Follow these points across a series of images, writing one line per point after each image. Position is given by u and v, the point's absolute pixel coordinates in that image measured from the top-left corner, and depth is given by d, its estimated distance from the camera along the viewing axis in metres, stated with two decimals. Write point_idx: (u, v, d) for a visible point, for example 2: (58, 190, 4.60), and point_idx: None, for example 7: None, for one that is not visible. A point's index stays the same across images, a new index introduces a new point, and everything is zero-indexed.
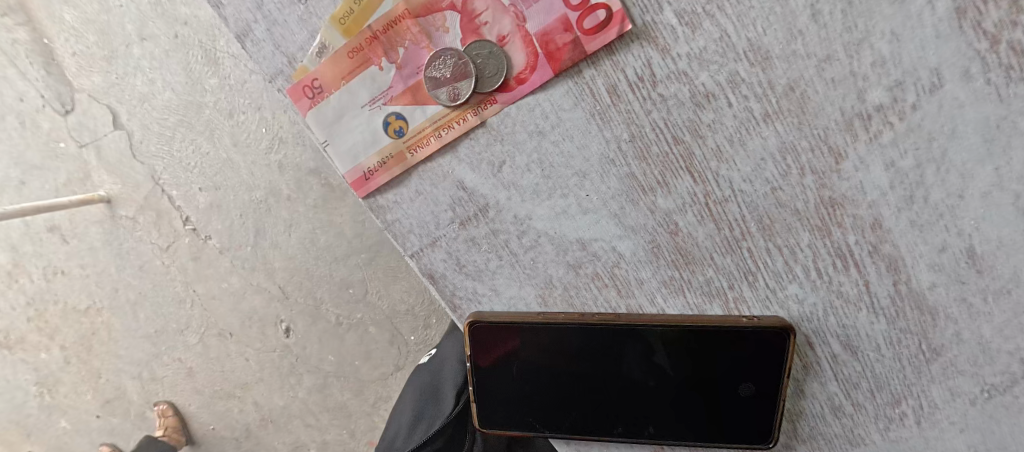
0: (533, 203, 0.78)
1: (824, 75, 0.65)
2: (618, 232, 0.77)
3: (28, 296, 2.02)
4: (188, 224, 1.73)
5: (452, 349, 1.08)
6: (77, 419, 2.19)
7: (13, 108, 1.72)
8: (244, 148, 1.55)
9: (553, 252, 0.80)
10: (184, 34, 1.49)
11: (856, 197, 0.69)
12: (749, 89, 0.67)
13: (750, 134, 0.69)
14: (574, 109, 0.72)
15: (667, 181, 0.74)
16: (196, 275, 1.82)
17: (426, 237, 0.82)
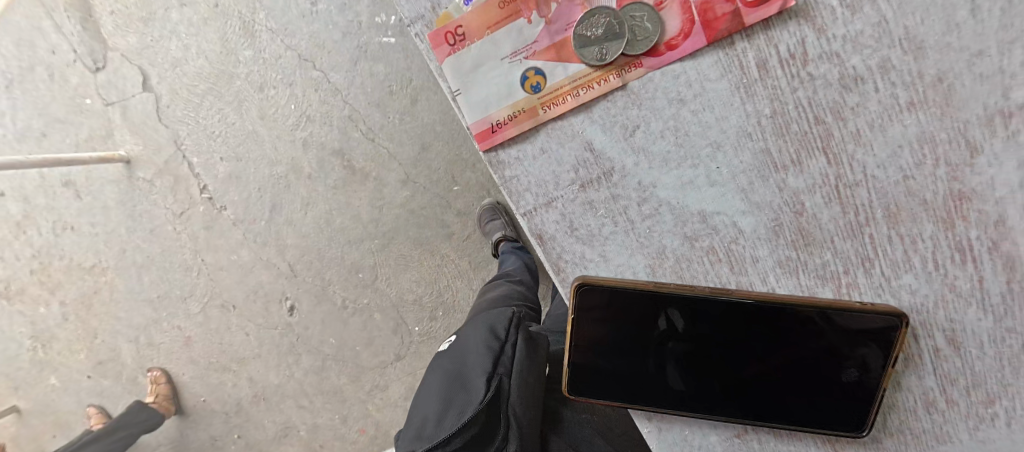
0: (655, 167, 0.73)
1: (934, 79, 0.62)
2: (742, 208, 0.71)
3: (34, 249, 2.01)
4: (204, 192, 1.73)
5: (479, 334, 0.97)
6: (67, 378, 2.17)
7: (45, 60, 1.72)
8: (271, 123, 1.56)
9: (672, 222, 0.75)
10: (225, 4, 1.50)
11: (988, 195, 0.64)
12: (898, 77, 0.63)
13: (892, 120, 0.64)
14: (720, 80, 0.68)
15: (800, 160, 0.68)
16: (206, 244, 1.83)
17: (539, 196, 0.76)
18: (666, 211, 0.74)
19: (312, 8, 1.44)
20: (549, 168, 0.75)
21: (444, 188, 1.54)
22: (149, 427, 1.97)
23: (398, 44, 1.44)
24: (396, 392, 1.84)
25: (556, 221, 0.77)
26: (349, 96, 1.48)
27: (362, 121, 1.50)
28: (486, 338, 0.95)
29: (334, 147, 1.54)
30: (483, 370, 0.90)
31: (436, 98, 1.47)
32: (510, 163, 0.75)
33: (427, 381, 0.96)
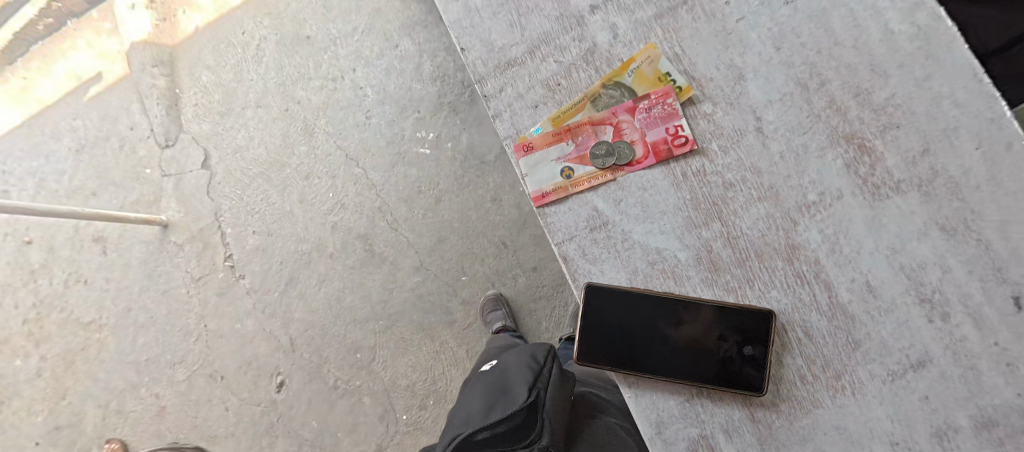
0: (629, 219, 0.79)
1: (823, 170, 0.73)
2: (676, 244, 0.77)
3: (38, 298, 2.07)
4: (228, 260, 1.88)
5: (518, 355, 0.96)
6: (12, 444, 2.03)
7: (121, 133, 2.01)
8: (308, 206, 1.77)
9: (640, 253, 0.78)
10: (294, 109, 1.82)
11: (863, 263, 0.72)
12: (771, 167, 0.75)
13: (779, 194, 0.74)
14: (659, 170, 0.79)
15: (712, 217, 0.77)
16: (214, 310, 1.91)
17: (560, 234, 0.81)
18: (654, 265, 0.78)
19: (366, 120, 1.75)
20: (564, 210, 0.82)
21: (452, 276, 1.70)
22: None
23: (433, 156, 1.72)
24: None
25: (574, 254, 0.80)
26: (384, 191, 1.72)
27: (389, 213, 1.72)
28: (529, 357, 0.92)
29: (360, 232, 1.73)
30: (523, 381, 0.86)
31: (457, 199, 1.70)
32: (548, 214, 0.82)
33: (470, 388, 0.95)
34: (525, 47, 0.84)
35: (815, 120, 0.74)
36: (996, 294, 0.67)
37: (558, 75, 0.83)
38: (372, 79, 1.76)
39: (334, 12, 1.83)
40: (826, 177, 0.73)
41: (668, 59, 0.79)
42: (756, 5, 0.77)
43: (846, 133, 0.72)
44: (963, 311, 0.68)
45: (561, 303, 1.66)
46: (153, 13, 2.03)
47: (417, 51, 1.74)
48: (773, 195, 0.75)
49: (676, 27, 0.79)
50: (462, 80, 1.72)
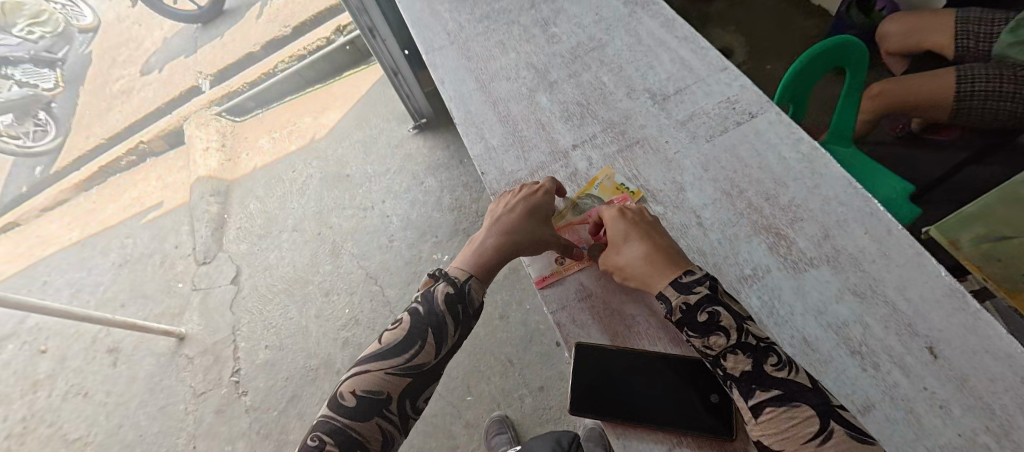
0: (590, 276, 0.77)
1: (757, 224, 0.75)
2: (636, 299, 0.73)
3: (30, 410, 2.03)
4: (234, 374, 1.87)
5: (544, 441, 1.01)
6: None
7: (165, 251, 2.24)
8: (324, 320, 1.86)
9: (614, 312, 0.73)
10: (326, 233, 2.04)
11: (821, 306, 0.65)
12: (710, 223, 0.77)
13: (724, 246, 0.74)
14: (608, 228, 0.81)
15: None
16: (207, 430, 1.78)
17: (556, 305, 0.75)
18: (646, 337, 0.70)
19: (389, 243, 1.94)
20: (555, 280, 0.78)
21: (457, 396, 1.69)
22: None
23: None
24: None
25: (568, 322, 0.73)
26: (399, 308, 1.80)
27: None
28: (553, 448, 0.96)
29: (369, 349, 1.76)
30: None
31: None
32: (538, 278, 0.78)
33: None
34: (529, 170, 0.89)
35: (742, 183, 0.79)
36: (965, 330, 0.60)
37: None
38: (399, 208, 2.00)
39: (372, 156, 2.18)
40: (754, 256, 0.72)
41: (608, 140, 0.89)
42: (685, 139, 0.86)
43: (763, 224, 0.74)
44: (904, 382, 0.58)
45: (568, 427, 1.57)
46: (222, 155, 2.47)
47: (439, 187, 2.00)
48: (714, 271, 0.72)
49: (618, 121, 0.91)
50: (478, 208, 1.91)
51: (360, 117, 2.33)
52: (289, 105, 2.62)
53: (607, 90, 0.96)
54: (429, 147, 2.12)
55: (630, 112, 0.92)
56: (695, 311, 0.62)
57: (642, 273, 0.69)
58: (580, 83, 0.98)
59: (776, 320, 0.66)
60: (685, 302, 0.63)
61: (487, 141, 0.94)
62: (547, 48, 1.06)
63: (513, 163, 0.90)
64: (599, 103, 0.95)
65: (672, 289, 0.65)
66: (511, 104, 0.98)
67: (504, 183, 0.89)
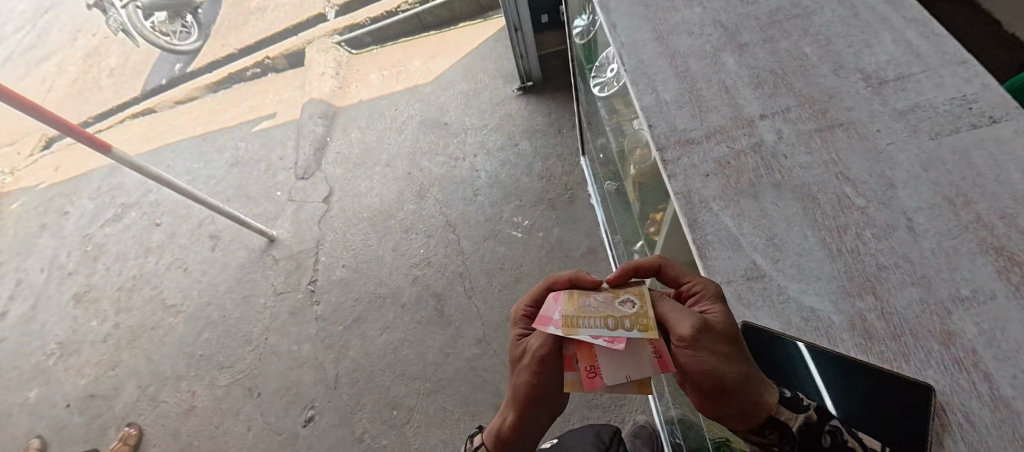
0: (758, 247, 0.58)
1: (1001, 221, 0.53)
2: (829, 293, 0.54)
3: (140, 271, 2.32)
4: (311, 284, 2.00)
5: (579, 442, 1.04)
6: (48, 398, 2.08)
7: (270, 161, 2.42)
8: (399, 255, 1.94)
9: (791, 298, 0.55)
10: (416, 174, 2.10)
11: None
12: (927, 208, 0.55)
13: (946, 247, 0.53)
14: (778, 187, 0.60)
15: (858, 260, 0.55)
16: (279, 326, 1.95)
17: (719, 276, 0.58)
18: (825, 336, 0.52)
19: (473, 196, 1.96)
20: (724, 246, 0.59)
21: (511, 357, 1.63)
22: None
23: (523, 239, 1.80)
24: None
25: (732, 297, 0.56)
26: (471, 260, 1.83)
27: (468, 279, 1.79)
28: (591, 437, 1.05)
29: (435, 291, 1.81)
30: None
31: (535, 284, 1.69)
32: (703, 245, 0.59)
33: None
34: (706, 132, 0.66)
35: (980, 163, 0.56)
36: None
37: (729, 154, 0.64)
38: (488, 165, 2.01)
39: (472, 110, 2.19)
40: (978, 277, 0.51)
41: (789, 72, 0.67)
42: (891, 114, 0.61)
43: (992, 244, 0.52)
44: None
45: (615, 420, 1.52)
46: (335, 82, 2.60)
47: (533, 152, 1.99)
48: (923, 281, 0.52)
49: (801, 55, 0.69)
50: (566, 181, 1.87)
51: (467, 69, 2.35)
52: (404, 46, 2.69)
53: (811, 60, 0.68)
54: (529, 110, 2.10)
55: (837, 90, 0.64)
56: (815, 434, 0.51)
57: (755, 388, 0.52)
58: (779, 48, 0.70)
59: (997, 356, 0.47)
60: (803, 424, 0.52)
61: (658, 91, 0.69)
62: (739, 6, 0.76)
63: (686, 120, 0.67)
64: (798, 75, 0.67)
65: (787, 408, 0.52)
66: (691, 59, 0.72)
67: (671, 138, 0.66)
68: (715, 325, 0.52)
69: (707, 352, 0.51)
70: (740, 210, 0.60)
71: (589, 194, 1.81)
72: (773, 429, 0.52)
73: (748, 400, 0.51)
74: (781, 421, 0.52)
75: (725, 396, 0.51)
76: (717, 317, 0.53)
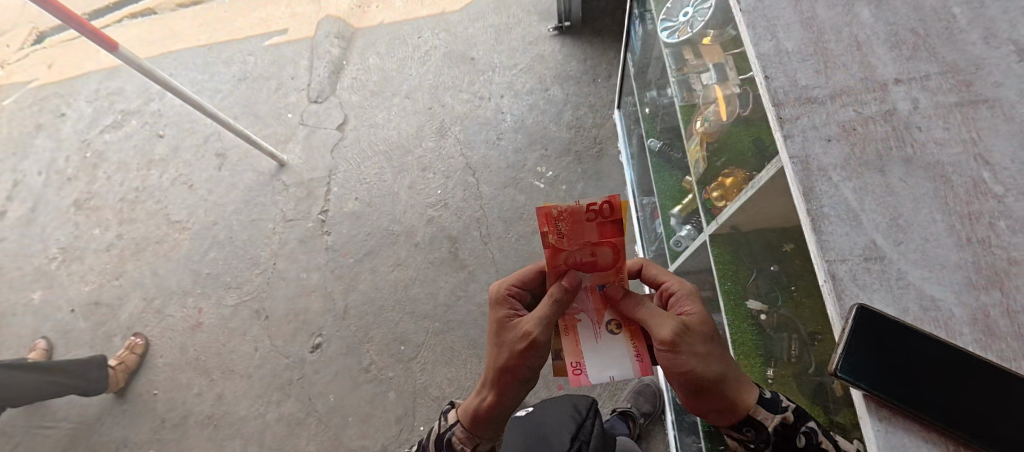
0: (881, 225, 0.54)
1: None
2: (952, 283, 0.51)
3: (143, 184, 2.25)
4: (322, 214, 1.97)
5: (555, 411, 0.84)
6: (52, 301, 2.09)
7: (281, 80, 2.29)
8: (415, 194, 1.89)
9: (910, 283, 0.51)
10: (437, 110, 2.01)
11: None
12: None
13: None
14: (905, 160, 0.57)
15: (989, 250, 0.51)
16: (289, 253, 1.95)
17: (833, 253, 0.54)
18: (942, 329, 0.49)
19: (496, 140, 1.88)
20: (842, 221, 0.55)
21: None
22: (79, 392, 1.76)
23: (545, 190, 1.75)
24: None
25: (846, 278, 0.52)
26: (490, 206, 1.79)
27: (485, 225, 1.77)
28: (565, 411, 0.83)
29: (450, 234, 1.79)
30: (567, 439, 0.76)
31: None
32: (819, 218, 0.55)
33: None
34: (830, 92, 0.61)
35: None
36: None
37: (856, 119, 0.59)
38: (515, 108, 1.92)
39: (502, 47, 2.07)
40: None
41: (936, 35, 0.62)
42: None
43: None
44: None
45: None
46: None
47: (564, 99, 1.90)
48: None
49: (945, 19, 0.63)
50: (596, 134, 1.81)
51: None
52: None
53: (959, 23, 0.62)
54: (564, 54, 1.99)
55: (984, 61, 0.59)
56: (792, 434, 0.62)
57: (729, 389, 0.63)
58: (924, 5, 0.64)
59: None
60: (780, 424, 0.63)
61: (779, 40, 0.65)
62: None
63: (809, 77, 0.63)
64: (943, 39, 0.62)
65: (765, 409, 0.63)
66: (820, 6, 0.67)
67: (791, 95, 0.62)
68: (694, 327, 0.65)
69: (686, 352, 0.63)
70: (863, 183, 0.56)
71: (619, 151, 1.76)
72: (752, 427, 0.64)
73: (722, 395, 0.63)
74: (757, 420, 0.63)
75: (706, 391, 0.63)
76: (696, 317, 0.67)
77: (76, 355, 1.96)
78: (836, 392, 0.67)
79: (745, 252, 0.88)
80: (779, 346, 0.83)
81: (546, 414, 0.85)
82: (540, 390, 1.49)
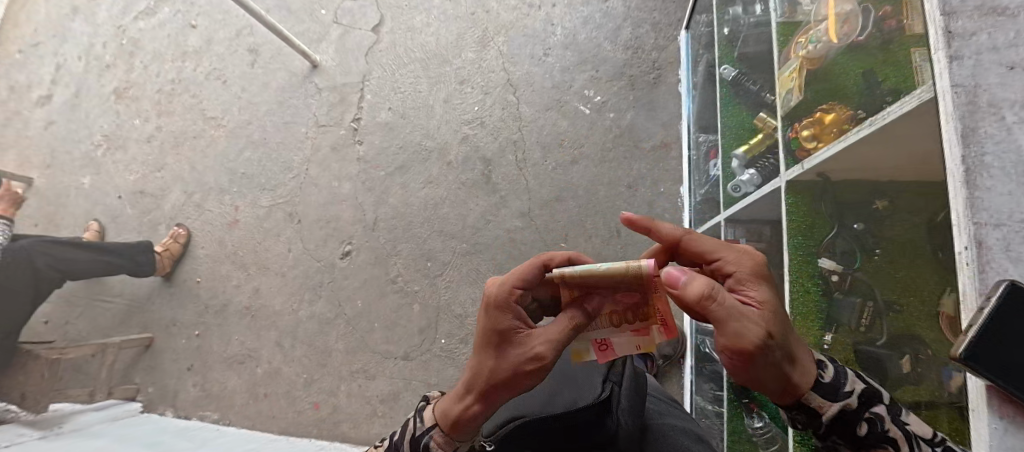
0: None
1: None
2: None
3: (178, 76, 2.21)
4: (354, 122, 1.90)
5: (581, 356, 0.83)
6: (100, 185, 2.17)
7: None
8: (450, 108, 1.79)
9: None
10: (480, 16, 1.83)
11: None
12: None
13: None
14: None
15: None
16: (321, 161, 1.92)
17: (985, 215, 0.46)
18: None
19: (543, 55, 1.72)
20: (1009, 178, 0.46)
21: (552, 237, 1.59)
22: (130, 271, 1.88)
23: (590, 116, 1.62)
24: (376, 388, 1.70)
25: (996, 248, 0.45)
26: (529, 128, 1.68)
27: (522, 149, 1.67)
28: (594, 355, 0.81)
29: (484, 155, 1.71)
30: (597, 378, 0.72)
31: (592, 168, 1.59)
32: (976, 169, 0.46)
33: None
34: None
35: None
36: None
37: None
38: (567, 20, 1.72)
39: None
40: None
41: None
42: None
43: None
44: None
45: None
46: None
47: (623, 13, 1.68)
48: None
49: None
50: (656, 57, 1.61)
51: None
52: None
53: None
54: None
55: None
56: (852, 421, 0.52)
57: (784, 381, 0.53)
58: None
59: None
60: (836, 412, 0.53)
61: None
62: None
63: None
64: None
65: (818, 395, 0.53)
66: None
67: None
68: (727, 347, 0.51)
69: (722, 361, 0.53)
70: None
71: (679, 79, 1.58)
72: (804, 413, 0.54)
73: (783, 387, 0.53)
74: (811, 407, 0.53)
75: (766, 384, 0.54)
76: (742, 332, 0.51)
77: (127, 239, 2.07)
78: (901, 369, 0.68)
79: (828, 204, 0.82)
80: (844, 309, 0.79)
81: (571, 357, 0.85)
82: None
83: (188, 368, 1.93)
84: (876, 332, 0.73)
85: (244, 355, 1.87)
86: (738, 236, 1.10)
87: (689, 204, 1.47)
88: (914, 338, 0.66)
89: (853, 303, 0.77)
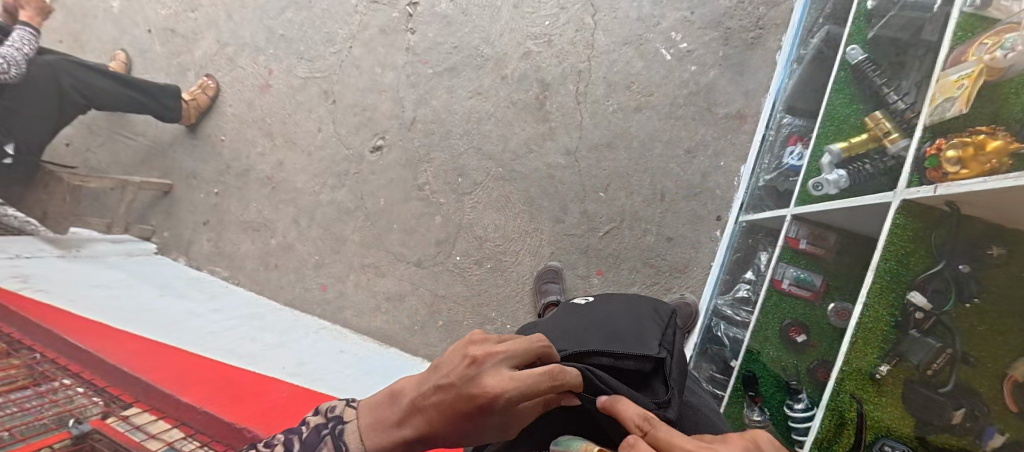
0: None
1: None
2: None
3: None
4: (410, 6, 1.73)
5: (627, 309, 0.81)
6: (129, 12, 2.02)
7: None
8: (518, 17, 1.61)
9: None
10: None
11: None
12: None
13: None
14: None
15: None
16: (367, 41, 1.78)
17: None
18: None
19: None
20: None
21: (592, 184, 1.52)
22: (156, 114, 1.82)
23: (668, 63, 1.48)
24: (383, 286, 1.73)
25: None
26: (599, 61, 1.53)
27: (585, 81, 1.54)
28: (644, 315, 0.78)
29: (543, 78, 1.58)
30: (651, 335, 0.72)
31: (655, 122, 1.48)
32: None
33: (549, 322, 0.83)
34: None
35: None
36: None
37: None
38: None
39: None
40: None
41: None
42: None
43: None
44: None
45: (658, 291, 1.46)
46: None
47: None
48: None
49: None
50: (762, 13, 1.43)
51: None
52: None
53: None
54: None
55: None
56: None
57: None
58: None
59: None
60: None
61: None
62: None
63: None
64: None
65: None
66: None
67: None
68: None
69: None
70: None
71: (779, 45, 1.41)
72: None
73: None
74: None
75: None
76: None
77: (154, 78, 1.99)
78: (952, 419, 0.69)
79: (940, 237, 0.74)
80: (914, 348, 0.75)
81: (615, 306, 0.82)
82: (581, 267, 1.51)
83: (204, 223, 1.95)
84: (938, 378, 0.72)
85: (260, 223, 1.88)
86: (800, 236, 1.08)
87: (747, 186, 1.39)
88: (973, 393, 0.69)
89: (929, 346, 0.73)
